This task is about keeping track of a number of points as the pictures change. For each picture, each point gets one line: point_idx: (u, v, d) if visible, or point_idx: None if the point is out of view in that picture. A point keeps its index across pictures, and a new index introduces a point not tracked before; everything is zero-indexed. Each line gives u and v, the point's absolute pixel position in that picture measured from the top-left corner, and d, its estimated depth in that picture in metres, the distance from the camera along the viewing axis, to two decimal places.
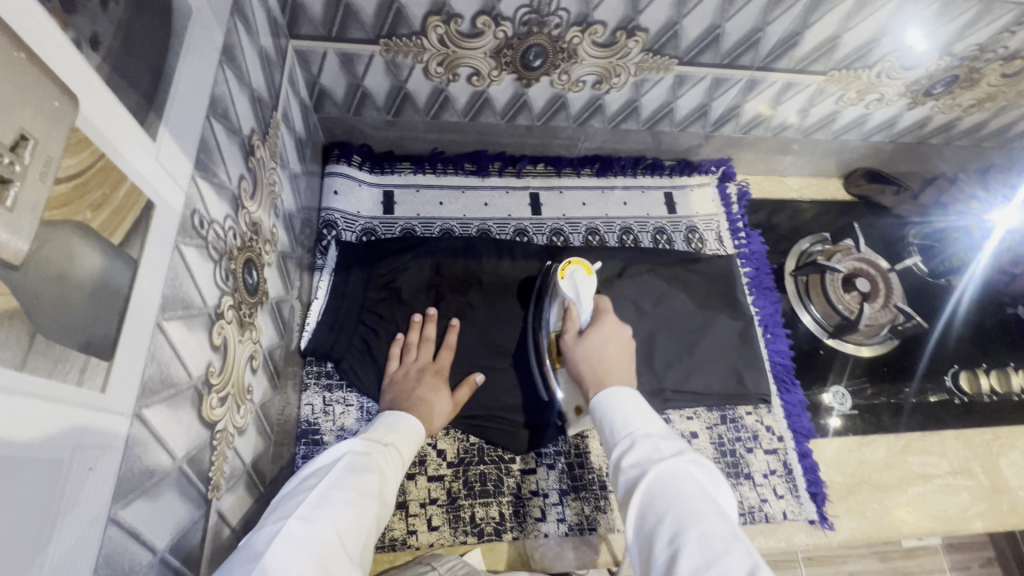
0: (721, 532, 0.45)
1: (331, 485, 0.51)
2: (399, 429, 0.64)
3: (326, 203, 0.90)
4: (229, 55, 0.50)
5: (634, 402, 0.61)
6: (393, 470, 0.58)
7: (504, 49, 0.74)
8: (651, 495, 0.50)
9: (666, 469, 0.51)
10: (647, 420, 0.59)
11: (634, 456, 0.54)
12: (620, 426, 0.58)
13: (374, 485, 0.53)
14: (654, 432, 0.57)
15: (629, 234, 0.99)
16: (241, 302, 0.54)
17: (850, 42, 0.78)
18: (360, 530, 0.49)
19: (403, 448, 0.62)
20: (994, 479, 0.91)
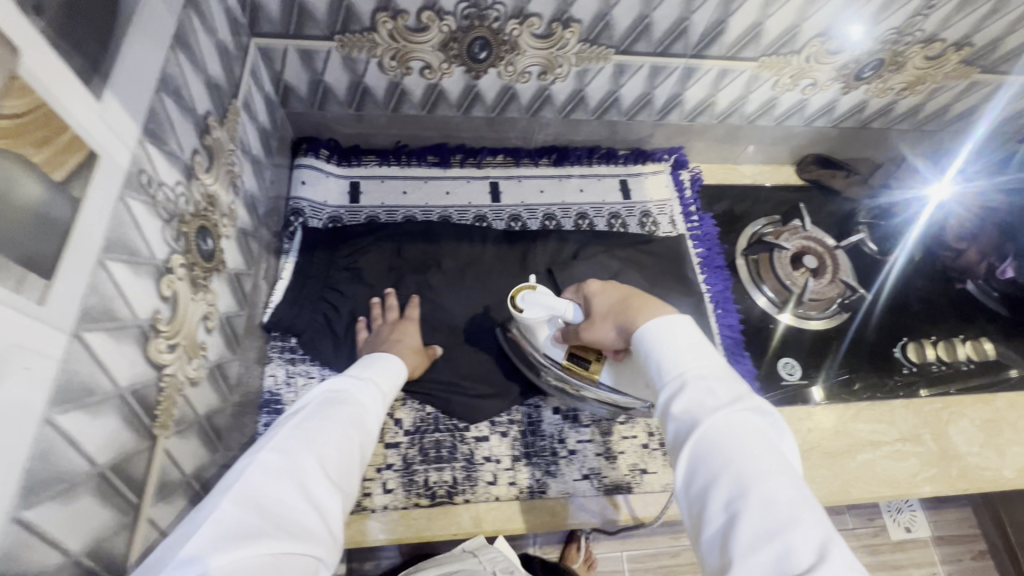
0: (788, 498, 0.43)
1: (304, 420, 0.54)
2: (377, 371, 0.69)
3: (294, 193, 0.95)
4: (182, 41, 0.56)
5: (683, 333, 0.55)
6: (371, 405, 0.63)
7: (450, 43, 0.81)
8: (706, 449, 0.47)
9: (730, 419, 0.48)
10: (697, 355, 0.53)
11: (685, 402, 0.50)
12: (668, 366, 0.53)
13: (347, 415, 0.57)
14: (708, 373, 0.52)
15: (585, 219, 1.04)
16: (194, 263, 0.59)
17: (773, 29, 0.83)
18: (336, 453, 0.53)
19: (376, 387, 0.66)
20: (943, 446, 0.94)
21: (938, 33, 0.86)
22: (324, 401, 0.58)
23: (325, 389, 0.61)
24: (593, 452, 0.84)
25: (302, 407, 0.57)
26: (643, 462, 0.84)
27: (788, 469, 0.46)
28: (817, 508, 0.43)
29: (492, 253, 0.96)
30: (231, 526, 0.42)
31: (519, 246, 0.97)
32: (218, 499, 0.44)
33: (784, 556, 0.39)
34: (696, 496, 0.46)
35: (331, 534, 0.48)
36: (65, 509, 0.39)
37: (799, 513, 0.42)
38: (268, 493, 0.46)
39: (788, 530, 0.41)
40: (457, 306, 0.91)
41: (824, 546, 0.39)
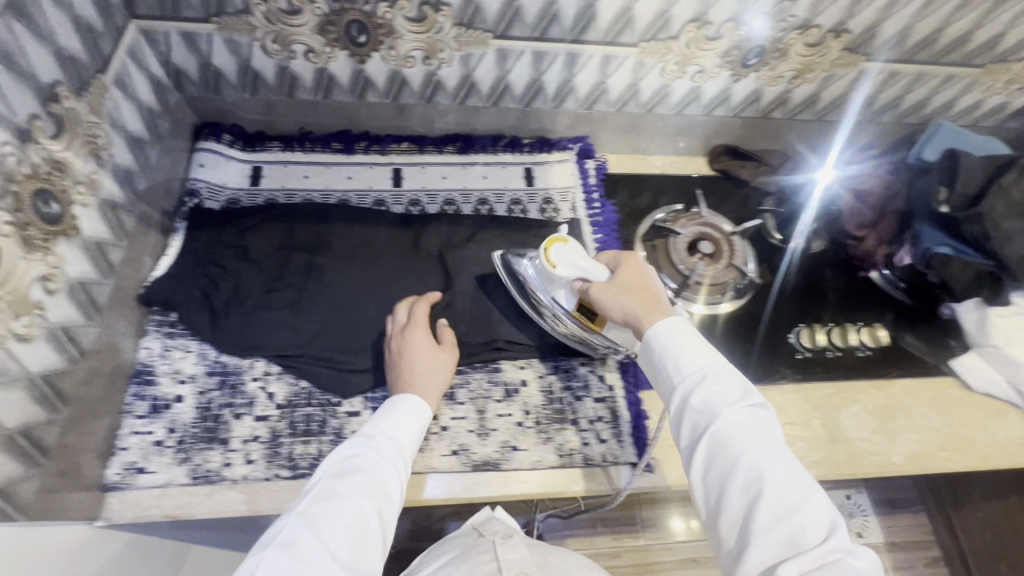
0: (797, 488, 0.55)
1: (325, 494, 0.61)
2: (390, 419, 0.73)
3: (192, 175, 0.98)
4: (18, 9, 0.59)
5: (681, 342, 0.67)
6: (382, 455, 0.68)
7: (327, 25, 0.83)
8: (721, 445, 0.59)
9: (732, 421, 0.60)
10: (703, 358, 0.66)
11: (704, 397, 0.63)
12: (674, 371, 0.66)
13: (370, 478, 0.64)
14: (722, 374, 0.64)
15: (485, 204, 1.06)
16: (29, 223, 0.61)
17: (644, 14, 0.86)
18: (356, 515, 0.60)
19: (399, 438, 0.71)
20: (833, 430, 0.93)
21: (811, 19, 0.88)
22: (344, 466, 0.65)
23: (353, 446, 0.68)
24: (465, 429, 0.84)
25: (332, 468, 0.65)
26: (514, 439, 0.84)
27: (786, 454, 0.58)
28: (820, 491, 0.56)
29: (385, 235, 0.98)
30: None
31: (413, 229, 0.99)
32: None
33: (797, 537, 0.52)
34: (711, 481, 0.59)
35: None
36: None
37: (804, 502, 0.54)
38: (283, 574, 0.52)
39: (804, 510, 0.53)
40: (344, 284, 0.92)
41: (832, 524, 0.52)
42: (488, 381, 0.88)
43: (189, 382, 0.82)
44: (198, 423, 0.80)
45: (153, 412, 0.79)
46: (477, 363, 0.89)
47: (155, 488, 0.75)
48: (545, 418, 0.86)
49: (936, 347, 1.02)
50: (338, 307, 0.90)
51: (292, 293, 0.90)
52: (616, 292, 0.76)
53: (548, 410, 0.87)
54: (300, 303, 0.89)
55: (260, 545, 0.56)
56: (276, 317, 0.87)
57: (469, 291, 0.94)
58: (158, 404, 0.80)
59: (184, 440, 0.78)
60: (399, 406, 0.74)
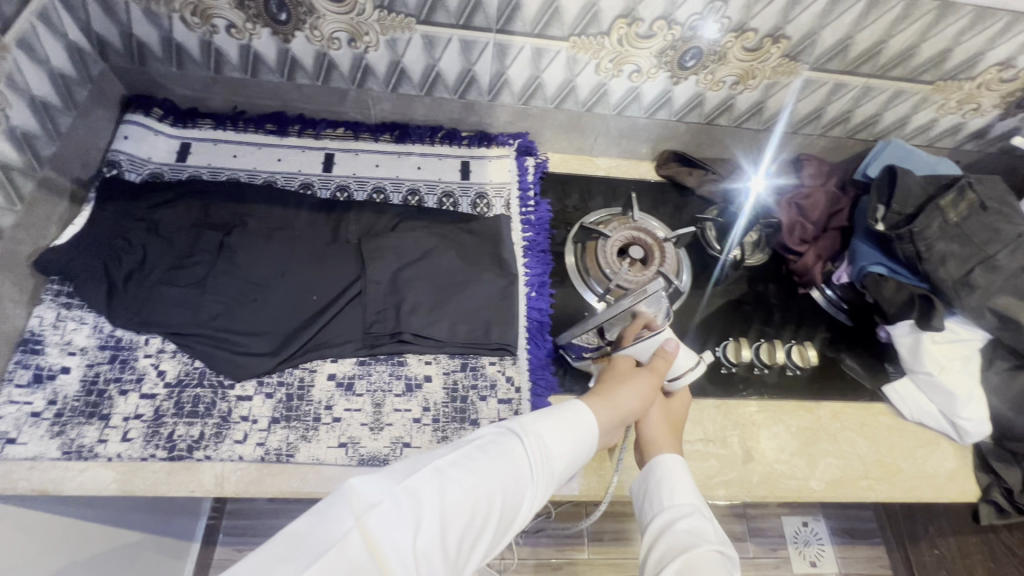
0: None
1: (454, 465, 0.59)
2: (561, 420, 0.69)
3: (114, 146, 0.96)
4: None
5: (683, 478, 0.75)
6: (530, 459, 0.64)
7: (245, 1, 0.82)
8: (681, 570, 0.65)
9: (700, 554, 0.66)
10: (692, 495, 0.74)
11: (683, 524, 0.70)
12: (670, 496, 0.74)
13: (504, 473, 0.61)
14: (702, 515, 0.72)
15: (415, 195, 1.03)
16: None
17: (570, 7, 0.83)
18: (474, 509, 0.57)
19: (554, 441, 0.67)
20: (751, 450, 0.89)
21: (746, 22, 0.86)
22: (482, 447, 0.63)
23: (509, 436, 0.66)
24: (358, 422, 0.81)
25: (472, 445, 0.63)
26: (408, 436, 0.81)
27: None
28: None
29: (305, 219, 0.96)
30: (345, 553, 0.49)
31: (335, 215, 0.97)
32: (346, 516, 0.51)
33: None
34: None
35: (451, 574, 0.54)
36: None
37: None
38: (391, 534, 0.51)
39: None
40: (254, 265, 0.90)
41: None
42: (390, 374, 0.85)
43: (79, 354, 0.80)
44: (81, 397, 0.78)
45: (35, 382, 0.77)
46: (381, 355, 0.87)
47: (24, 460, 0.73)
48: (444, 416, 0.83)
49: (874, 370, 0.98)
50: (244, 289, 0.88)
51: (200, 271, 0.88)
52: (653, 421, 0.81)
53: (449, 408, 0.84)
54: (207, 282, 0.87)
55: (392, 474, 0.57)
56: (178, 294, 0.85)
57: (383, 280, 0.91)
58: (41, 375, 0.78)
59: (63, 413, 0.76)
60: (568, 409, 0.70)
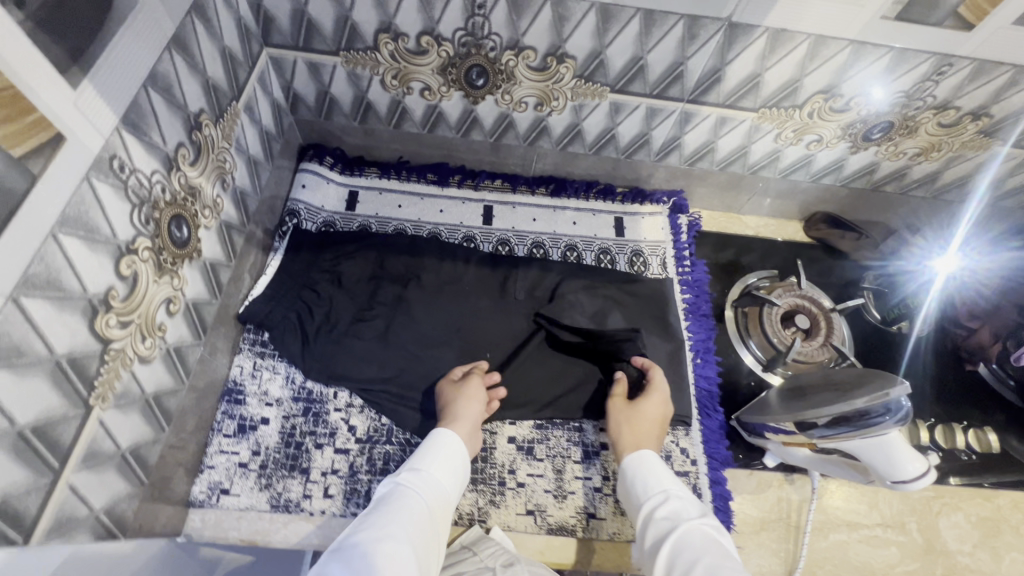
0: None
1: (356, 528, 0.61)
2: (433, 461, 0.72)
3: (293, 195, 0.99)
4: (179, 43, 0.61)
5: (652, 463, 0.75)
6: (418, 498, 0.67)
7: (448, 68, 0.83)
8: (677, 550, 0.63)
9: (687, 530, 0.64)
10: (671, 483, 0.73)
11: (661, 512, 0.68)
12: (644, 491, 0.73)
13: (407, 517, 0.64)
14: (679, 495, 0.70)
15: (573, 251, 1.04)
16: (162, 249, 0.62)
17: (773, 81, 0.82)
18: (389, 546, 0.58)
19: (418, 480, 0.70)
20: (930, 539, 0.86)
21: (951, 101, 0.83)
22: (375, 506, 0.65)
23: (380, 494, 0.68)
24: (541, 488, 0.82)
25: (372, 509, 0.65)
26: (591, 506, 0.81)
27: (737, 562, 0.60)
28: None
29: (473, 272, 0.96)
30: None
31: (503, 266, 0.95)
32: None
33: None
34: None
35: None
36: None
37: None
38: None
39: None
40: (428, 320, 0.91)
41: None
42: (567, 440, 0.86)
43: (275, 405, 0.83)
44: (281, 449, 0.80)
45: (240, 432, 0.80)
46: (557, 420, 0.87)
47: (237, 511, 0.76)
48: None
49: None
50: (422, 344, 0.89)
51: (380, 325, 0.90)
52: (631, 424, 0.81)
53: None
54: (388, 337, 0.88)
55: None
56: (364, 348, 0.87)
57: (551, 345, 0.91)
58: (244, 425, 0.81)
59: (266, 464, 0.79)
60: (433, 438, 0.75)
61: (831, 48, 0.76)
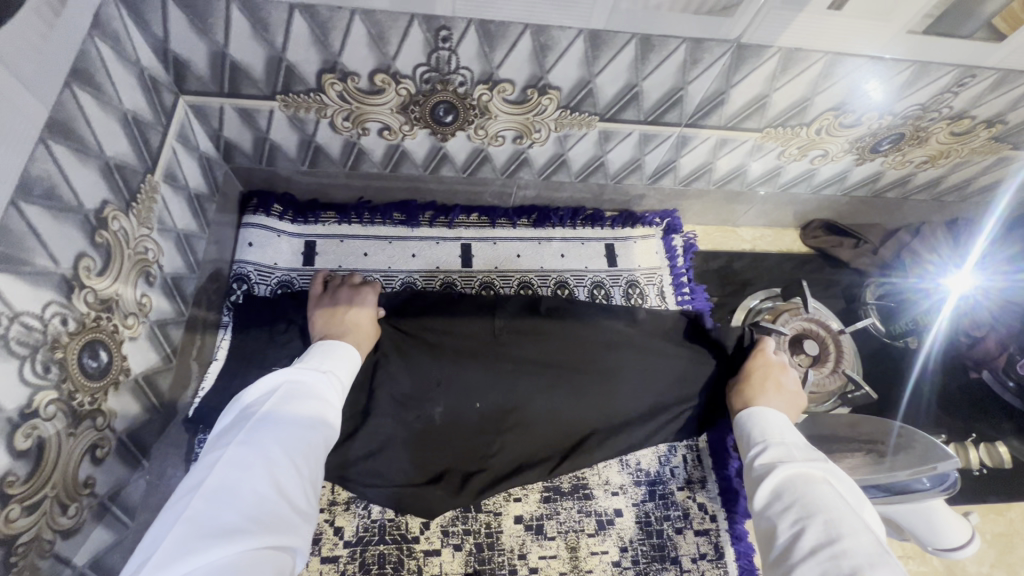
0: (853, 523, 0.50)
1: (270, 411, 0.53)
2: (339, 355, 0.64)
3: (239, 255, 0.85)
4: (58, 129, 0.46)
5: (769, 416, 0.67)
6: (333, 392, 0.59)
7: (410, 106, 0.70)
8: (780, 485, 0.57)
9: (795, 470, 0.57)
10: (787, 432, 0.64)
11: (768, 455, 0.61)
12: (755, 433, 0.65)
13: (321, 407, 0.56)
14: (790, 443, 0.62)
15: (564, 288, 0.95)
16: (73, 392, 0.49)
17: (780, 102, 0.73)
18: (306, 441, 0.52)
19: (334, 380, 0.61)
20: (950, 564, 0.85)
21: (968, 111, 0.76)
22: (289, 390, 0.56)
23: (290, 375, 0.57)
24: (556, 571, 0.75)
25: (285, 394, 0.55)
26: None
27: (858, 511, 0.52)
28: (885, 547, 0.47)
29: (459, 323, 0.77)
30: (184, 549, 0.41)
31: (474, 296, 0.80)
32: (168, 529, 0.42)
33: (834, 556, 0.46)
34: (768, 514, 0.55)
35: (311, 513, 0.50)
36: None
37: (857, 536, 0.48)
38: (225, 509, 0.44)
39: (851, 540, 0.48)
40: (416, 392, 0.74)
41: (876, 558, 0.46)
42: (578, 511, 0.78)
43: None
44: None
45: None
46: (565, 490, 0.79)
47: None
48: (643, 557, 0.77)
49: None
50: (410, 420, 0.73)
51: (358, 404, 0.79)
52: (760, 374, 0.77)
53: (646, 546, 0.78)
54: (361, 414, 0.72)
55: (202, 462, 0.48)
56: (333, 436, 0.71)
57: (564, 409, 0.77)
58: None
59: None
60: (340, 344, 0.65)
61: (847, 65, 0.67)
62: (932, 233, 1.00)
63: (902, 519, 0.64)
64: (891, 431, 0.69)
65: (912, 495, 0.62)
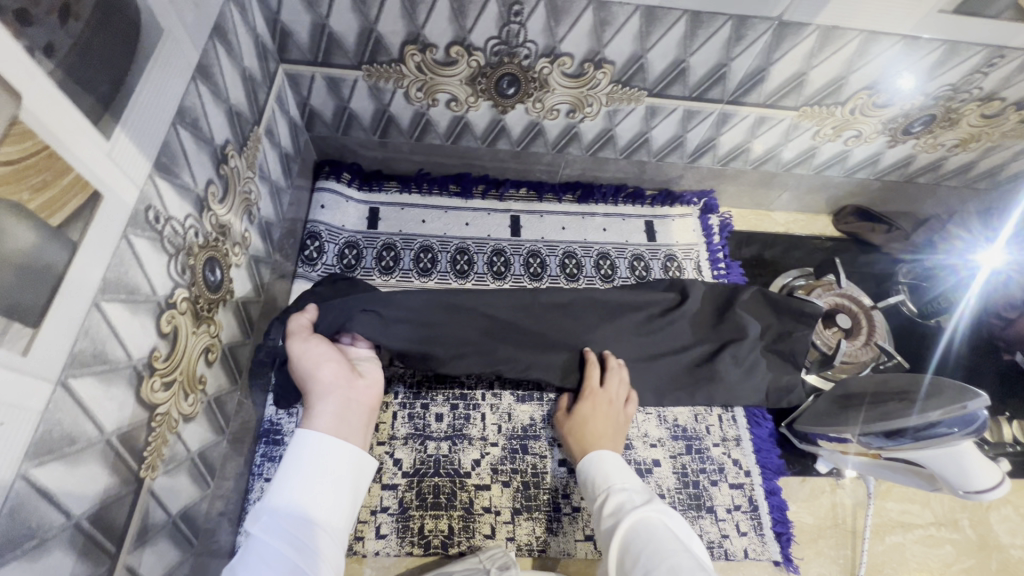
0: (688, 566, 0.49)
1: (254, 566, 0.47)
2: (328, 470, 0.53)
3: (312, 216, 0.94)
4: (204, 72, 0.56)
5: (607, 461, 0.66)
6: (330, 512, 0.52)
7: (478, 77, 0.79)
8: (631, 535, 0.55)
9: (638, 522, 0.56)
10: (624, 476, 0.64)
11: (613, 505, 0.60)
12: (599, 483, 0.64)
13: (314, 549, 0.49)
14: (630, 487, 0.62)
15: (606, 259, 1.00)
16: (198, 297, 0.58)
17: (817, 80, 0.79)
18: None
19: (343, 486, 0.53)
20: (983, 534, 0.86)
21: (998, 92, 0.81)
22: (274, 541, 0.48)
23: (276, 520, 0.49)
24: None
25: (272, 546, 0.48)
26: None
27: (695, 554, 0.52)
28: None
29: None
30: None
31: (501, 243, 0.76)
32: None
33: None
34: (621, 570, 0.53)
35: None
36: (30, 569, 0.37)
37: None
38: None
39: None
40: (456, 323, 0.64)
41: None
42: None
43: None
44: None
45: None
46: None
47: None
48: (681, 504, 0.81)
49: None
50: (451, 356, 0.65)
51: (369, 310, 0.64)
52: (605, 414, 0.73)
53: (684, 494, 0.82)
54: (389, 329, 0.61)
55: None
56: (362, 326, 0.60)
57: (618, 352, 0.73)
58: None
59: None
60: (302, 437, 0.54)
61: (881, 44, 0.73)
62: (965, 219, 1.05)
63: (933, 461, 0.69)
64: (922, 382, 0.71)
65: (935, 436, 0.66)
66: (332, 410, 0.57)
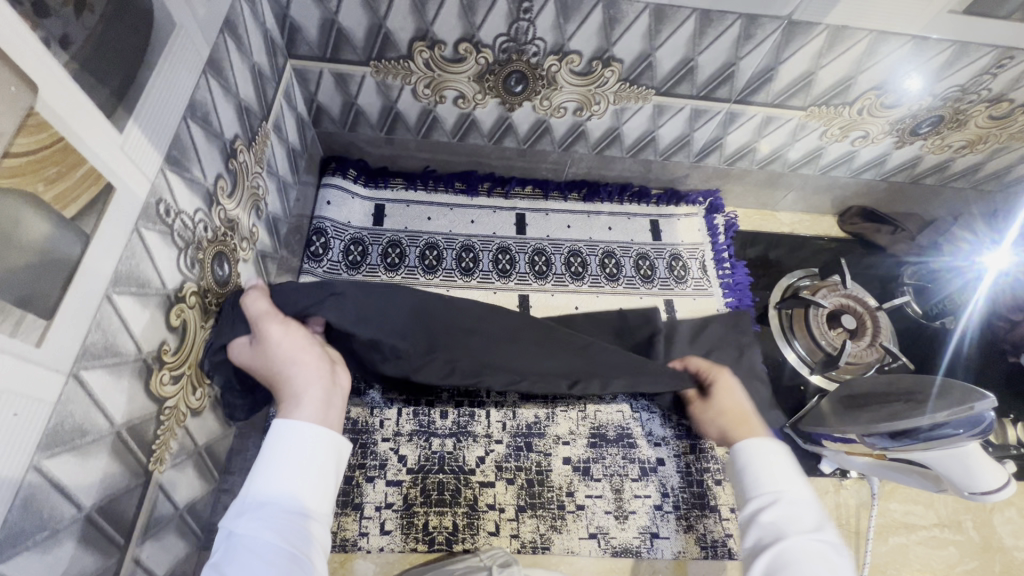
0: None
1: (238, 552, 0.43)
2: (312, 452, 0.50)
3: (318, 212, 0.94)
4: (215, 67, 0.56)
5: (774, 462, 0.57)
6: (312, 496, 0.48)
7: (486, 74, 0.79)
8: (784, 558, 0.48)
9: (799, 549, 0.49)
10: (793, 483, 0.55)
11: (774, 514, 0.53)
12: (754, 480, 0.56)
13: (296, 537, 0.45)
14: (799, 500, 0.54)
15: (611, 257, 1.00)
16: (207, 291, 0.58)
17: (825, 79, 0.79)
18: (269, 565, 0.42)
19: (328, 470, 0.50)
20: (986, 536, 0.86)
21: (1006, 94, 0.81)
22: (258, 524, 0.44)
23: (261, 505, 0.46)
24: (602, 510, 0.80)
25: (254, 542, 0.43)
26: (654, 525, 0.80)
27: None
28: None
29: None
30: None
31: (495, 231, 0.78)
32: None
33: None
34: None
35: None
36: (41, 559, 0.37)
37: None
38: None
39: None
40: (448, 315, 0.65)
41: None
42: (625, 458, 0.84)
43: None
44: None
45: None
46: (611, 437, 0.85)
47: None
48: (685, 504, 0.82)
49: None
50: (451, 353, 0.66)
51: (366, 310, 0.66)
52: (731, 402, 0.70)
53: (687, 494, 0.82)
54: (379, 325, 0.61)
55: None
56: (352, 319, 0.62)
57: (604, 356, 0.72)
58: None
59: None
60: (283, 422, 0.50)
61: (890, 44, 0.73)
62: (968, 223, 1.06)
63: (939, 462, 0.69)
64: (932, 384, 0.71)
65: (942, 437, 0.66)
66: (316, 397, 0.52)
